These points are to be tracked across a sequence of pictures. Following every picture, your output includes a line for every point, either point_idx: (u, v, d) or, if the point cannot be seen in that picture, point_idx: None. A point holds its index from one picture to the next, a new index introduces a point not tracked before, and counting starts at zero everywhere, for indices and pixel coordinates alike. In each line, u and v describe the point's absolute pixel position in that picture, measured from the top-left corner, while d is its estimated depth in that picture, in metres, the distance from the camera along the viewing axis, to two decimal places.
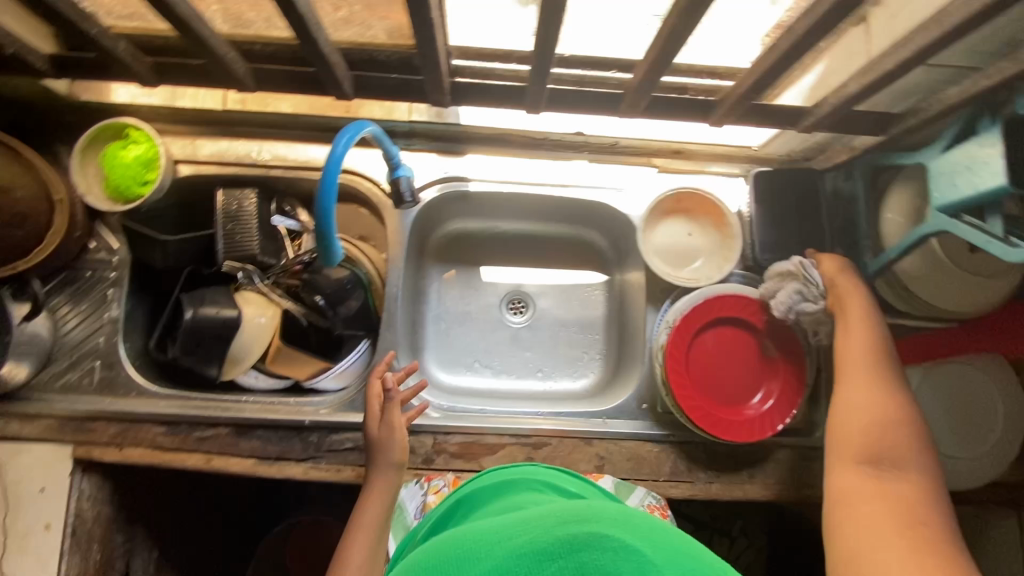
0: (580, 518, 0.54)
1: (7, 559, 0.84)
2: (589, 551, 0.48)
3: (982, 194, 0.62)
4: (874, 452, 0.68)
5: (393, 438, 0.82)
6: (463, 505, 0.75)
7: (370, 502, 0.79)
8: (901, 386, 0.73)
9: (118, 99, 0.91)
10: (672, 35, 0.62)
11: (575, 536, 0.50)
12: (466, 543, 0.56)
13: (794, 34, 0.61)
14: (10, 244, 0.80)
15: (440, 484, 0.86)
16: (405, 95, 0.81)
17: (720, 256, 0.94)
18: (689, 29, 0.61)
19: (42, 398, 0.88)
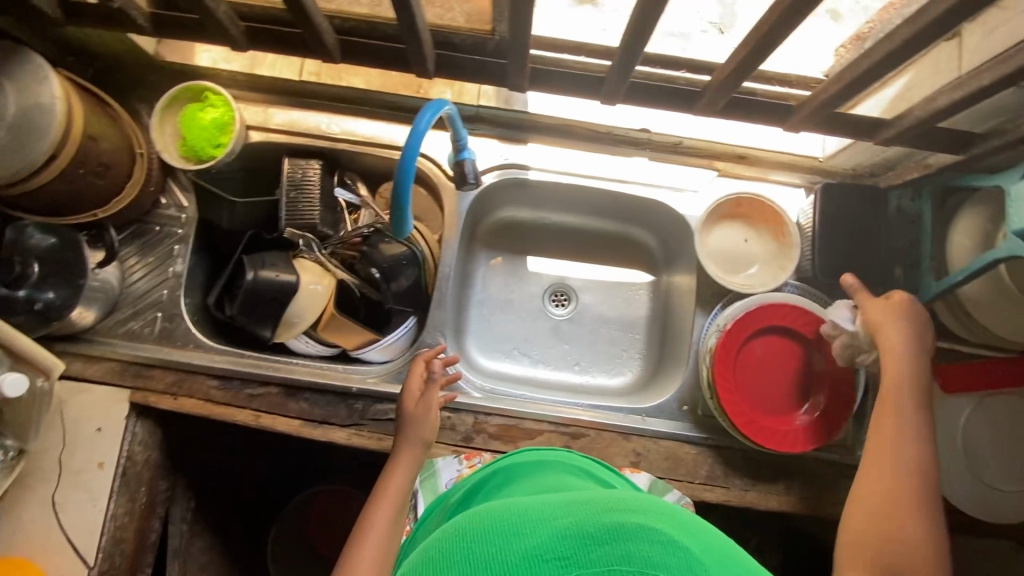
0: (624, 508, 0.53)
1: (61, 492, 0.88)
2: (637, 541, 0.48)
3: None
4: (890, 505, 0.67)
5: (421, 415, 0.85)
6: (495, 478, 0.76)
7: (397, 472, 0.79)
8: (927, 419, 0.73)
9: (200, 63, 0.95)
10: (770, 33, 0.62)
11: (621, 523, 0.50)
12: (500, 515, 0.54)
13: (892, 44, 0.62)
14: (93, 191, 0.83)
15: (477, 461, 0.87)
16: (482, 77, 0.79)
17: (775, 264, 0.94)
18: (787, 28, 0.60)
19: (106, 342, 0.92)
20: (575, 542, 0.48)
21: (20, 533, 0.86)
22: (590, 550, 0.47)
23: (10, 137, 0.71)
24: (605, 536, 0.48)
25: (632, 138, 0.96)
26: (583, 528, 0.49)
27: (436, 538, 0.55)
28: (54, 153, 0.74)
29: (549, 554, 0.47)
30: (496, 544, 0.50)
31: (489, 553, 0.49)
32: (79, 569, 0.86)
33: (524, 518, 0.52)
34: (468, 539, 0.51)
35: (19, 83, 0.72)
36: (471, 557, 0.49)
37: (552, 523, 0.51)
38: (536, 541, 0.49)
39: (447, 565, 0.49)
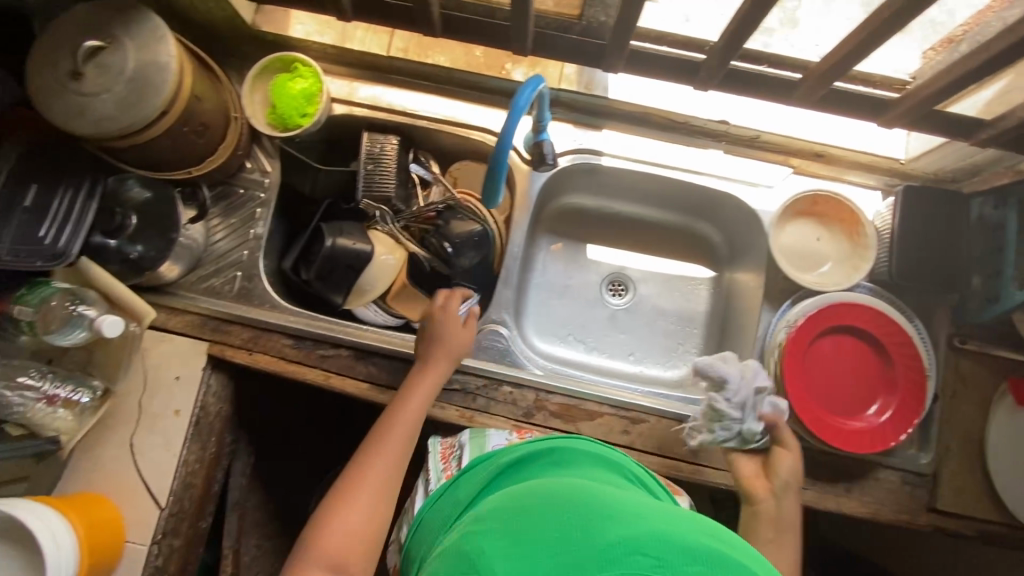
0: (712, 531, 0.48)
1: (138, 435, 0.91)
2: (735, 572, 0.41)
3: None
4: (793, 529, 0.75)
5: (448, 349, 0.87)
6: (548, 455, 0.71)
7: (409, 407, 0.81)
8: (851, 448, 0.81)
9: (294, 35, 0.98)
10: (891, 20, 0.61)
11: (720, 552, 0.43)
12: (580, 507, 0.50)
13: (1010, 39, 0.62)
14: (190, 149, 0.87)
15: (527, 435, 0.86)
16: (580, 57, 0.79)
17: (849, 265, 0.94)
18: (912, 14, 0.60)
19: (188, 296, 0.96)
20: (670, 548, 0.43)
21: (97, 471, 0.91)
22: (684, 561, 0.42)
23: (128, 91, 0.75)
24: (703, 555, 0.42)
25: (710, 130, 0.96)
26: (680, 538, 0.44)
27: (520, 503, 0.53)
28: (165, 110, 0.78)
29: (640, 548, 0.43)
30: (583, 527, 0.46)
31: (573, 536, 0.45)
32: (151, 509, 0.90)
33: (616, 512, 0.48)
34: (554, 516, 0.48)
35: (137, 41, 0.76)
36: (553, 536, 0.46)
37: (647, 525, 0.46)
38: (626, 533, 0.45)
39: (531, 538, 0.47)
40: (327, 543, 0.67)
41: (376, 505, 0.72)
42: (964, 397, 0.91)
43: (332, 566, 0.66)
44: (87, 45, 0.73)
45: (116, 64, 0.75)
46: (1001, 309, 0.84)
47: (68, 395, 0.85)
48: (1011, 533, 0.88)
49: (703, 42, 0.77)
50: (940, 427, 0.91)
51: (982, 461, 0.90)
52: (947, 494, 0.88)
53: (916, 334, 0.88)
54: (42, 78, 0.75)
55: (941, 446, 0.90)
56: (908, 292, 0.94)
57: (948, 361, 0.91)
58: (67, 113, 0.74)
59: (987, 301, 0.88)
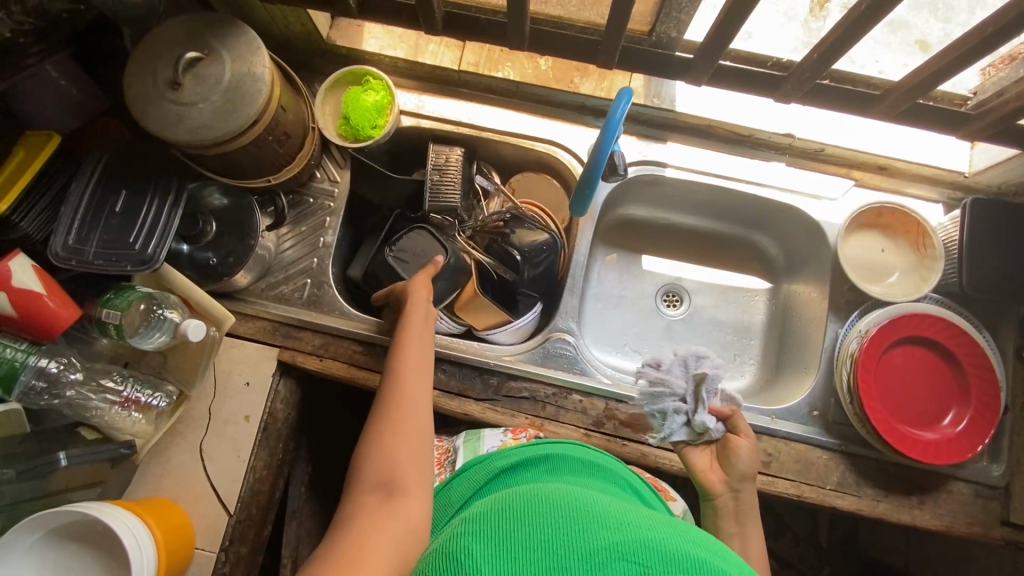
0: (688, 535, 0.53)
1: (208, 440, 0.92)
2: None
3: None
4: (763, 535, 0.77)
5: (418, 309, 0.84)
6: (541, 461, 0.73)
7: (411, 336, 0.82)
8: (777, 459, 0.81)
9: (368, 48, 1.00)
10: (992, 34, 0.62)
11: (703, 562, 0.48)
12: (571, 505, 0.55)
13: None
14: (271, 159, 0.89)
15: (521, 434, 0.86)
16: (661, 71, 0.81)
17: (916, 276, 0.94)
18: (1017, 28, 0.61)
19: (256, 302, 0.97)
20: (657, 558, 0.48)
21: (167, 477, 0.91)
22: (668, 569, 0.47)
23: (225, 100, 0.77)
24: (687, 565, 0.47)
25: (773, 142, 0.98)
26: (667, 547, 0.49)
27: (512, 498, 0.58)
28: (257, 119, 0.80)
29: (626, 556, 0.48)
30: (576, 529, 0.51)
31: (561, 535, 0.50)
32: (220, 516, 0.90)
33: (607, 517, 0.53)
34: (547, 516, 0.53)
35: (234, 53, 0.78)
36: (544, 530, 0.51)
37: (635, 534, 0.51)
38: (616, 539, 0.50)
39: (524, 526, 0.52)
40: (371, 472, 0.67)
41: (413, 431, 0.72)
42: None
43: (380, 486, 0.66)
44: (187, 56, 0.76)
45: (214, 75, 0.77)
46: None
47: (146, 399, 0.87)
48: None
49: (764, 58, 0.80)
50: (1012, 438, 0.90)
51: None
52: None
53: (986, 345, 0.88)
54: (140, 87, 0.77)
55: (1013, 459, 0.90)
56: (974, 303, 0.94)
57: (1018, 373, 0.91)
58: (166, 122, 0.76)
59: None
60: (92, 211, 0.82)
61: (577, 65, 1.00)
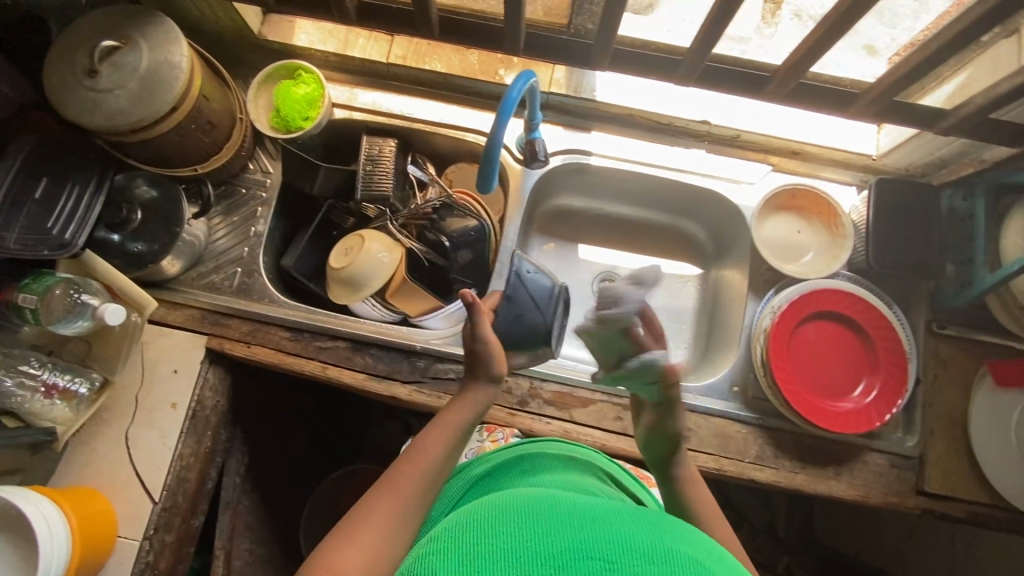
0: (660, 530, 0.48)
1: (133, 429, 0.91)
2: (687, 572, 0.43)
3: None
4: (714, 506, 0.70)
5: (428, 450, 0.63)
6: (517, 461, 0.71)
7: (436, 432, 0.65)
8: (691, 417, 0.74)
9: (299, 43, 1.03)
10: (847, 13, 0.65)
11: (672, 551, 0.45)
12: (530, 505, 0.50)
13: (940, 39, 0.67)
14: (197, 149, 0.91)
15: (498, 436, 0.91)
16: (568, 58, 0.84)
17: (828, 254, 0.99)
18: (868, 6, 0.63)
19: (186, 290, 0.98)
20: (621, 551, 0.44)
21: (92, 466, 0.90)
22: (635, 562, 0.43)
23: (141, 88, 0.79)
24: (654, 557, 0.44)
25: (692, 130, 1.02)
26: (633, 540, 0.45)
27: (466, 512, 0.52)
28: (177, 106, 0.82)
29: (589, 554, 0.43)
30: (537, 531, 0.46)
31: (524, 541, 0.45)
32: (145, 504, 0.89)
33: (566, 513, 0.49)
34: (505, 522, 0.48)
35: (152, 43, 0.80)
36: (504, 537, 0.46)
37: (598, 528, 0.46)
38: (577, 536, 0.45)
39: (479, 539, 0.46)
40: None
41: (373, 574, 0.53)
42: (945, 380, 0.93)
43: None
44: (104, 44, 0.78)
45: (130, 63, 0.79)
46: (974, 293, 0.87)
47: (65, 385, 0.86)
48: (1000, 514, 0.89)
49: (660, 45, 0.83)
50: (925, 409, 0.93)
51: (967, 444, 0.92)
52: (935, 476, 0.90)
53: (895, 318, 0.91)
54: (58, 75, 0.79)
55: (925, 430, 0.92)
56: (886, 281, 0.98)
57: (929, 347, 0.94)
58: (82, 107, 0.78)
59: (961, 287, 0.91)
60: (12, 198, 0.82)
61: (501, 58, 1.04)
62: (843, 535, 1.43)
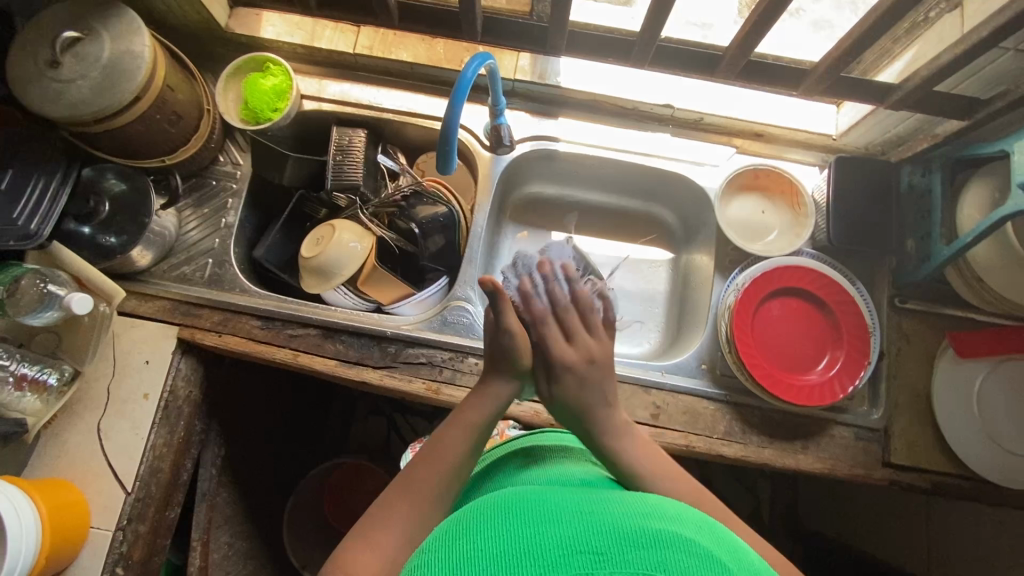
0: (650, 512, 0.47)
1: (106, 420, 0.92)
2: (677, 553, 0.42)
3: None
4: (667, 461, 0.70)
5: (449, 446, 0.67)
6: (514, 458, 0.71)
7: (457, 429, 0.69)
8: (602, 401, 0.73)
9: (265, 35, 1.03)
10: None
11: (662, 533, 0.44)
12: (516, 505, 0.49)
13: (878, 13, 0.68)
14: (165, 139, 0.92)
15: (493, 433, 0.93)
16: (527, 43, 0.85)
17: (792, 233, 1.00)
18: None
19: (159, 282, 0.98)
20: (611, 540, 0.43)
21: (64, 457, 0.90)
22: (624, 550, 0.42)
23: (103, 77, 0.80)
24: (644, 542, 0.43)
25: (657, 114, 1.04)
26: (621, 527, 0.44)
27: (455, 521, 0.51)
28: (139, 96, 0.83)
29: (579, 549, 0.42)
30: (527, 533, 0.45)
31: (515, 545, 0.43)
32: (117, 494, 0.89)
33: (554, 509, 0.47)
34: (495, 528, 0.46)
35: (114, 34, 0.81)
36: (493, 544, 0.44)
37: (587, 520, 0.45)
38: (563, 532, 0.44)
39: (468, 549, 0.44)
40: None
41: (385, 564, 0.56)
42: (908, 354, 0.95)
43: None
44: (66, 35, 0.79)
45: (93, 54, 0.80)
46: (933, 265, 0.89)
47: (35, 375, 0.85)
48: (965, 484, 0.90)
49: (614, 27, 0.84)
50: (889, 382, 0.94)
51: (931, 416, 0.93)
52: (899, 448, 0.92)
53: (857, 293, 0.93)
54: (21, 66, 0.80)
55: (890, 402, 0.93)
56: (849, 258, 1.00)
57: (892, 321, 0.96)
58: (46, 98, 0.79)
59: (921, 261, 0.93)
60: None
61: (467, 46, 1.05)
62: (822, 517, 1.43)
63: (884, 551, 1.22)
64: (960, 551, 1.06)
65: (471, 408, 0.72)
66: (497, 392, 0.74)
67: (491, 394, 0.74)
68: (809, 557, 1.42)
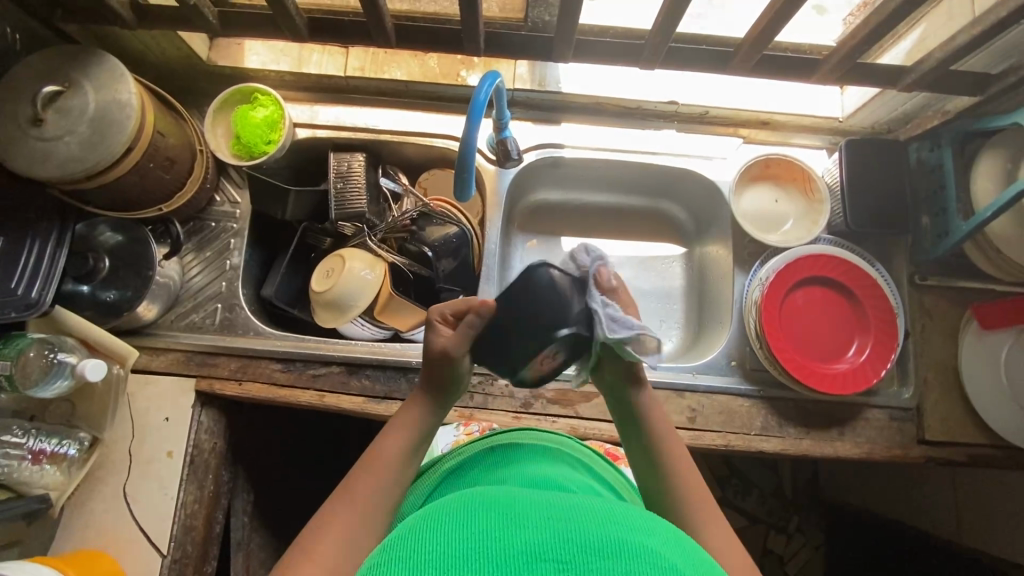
0: (621, 520, 0.45)
1: (131, 483, 0.88)
2: (641, 564, 0.40)
3: None
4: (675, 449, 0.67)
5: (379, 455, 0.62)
6: (490, 456, 0.67)
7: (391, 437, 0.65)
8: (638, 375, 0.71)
9: (250, 65, 1.00)
10: None
11: (629, 542, 0.42)
12: (483, 505, 0.47)
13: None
14: (160, 186, 0.88)
15: (474, 429, 0.91)
16: (530, 54, 0.82)
17: (808, 220, 1.00)
18: None
19: (169, 334, 0.95)
20: (576, 549, 0.41)
21: (92, 526, 0.87)
22: (589, 560, 0.40)
23: (91, 131, 0.76)
24: (609, 551, 0.41)
25: (661, 111, 1.02)
26: (588, 535, 0.42)
27: (417, 516, 0.49)
28: (131, 146, 0.79)
29: (544, 556, 0.40)
30: (488, 536, 0.42)
31: (472, 547, 0.41)
32: (153, 557, 0.86)
33: (521, 512, 0.45)
34: (452, 527, 0.44)
35: (97, 83, 0.78)
36: (455, 543, 0.42)
37: (554, 526, 0.43)
38: (529, 538, 0.42)
39: (423, 548, 0.42)
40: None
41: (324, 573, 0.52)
42: (933, 329, 0.96)
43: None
44: (46, 90, 0.75)
45: (77, 107, 0.76)
46: (953, 242, 0.89)
47: (54, 448, 0.82)
48: (999, 453, 0.91)
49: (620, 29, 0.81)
50: (918, 361, 0.94)
51: (961, 390, 0.94)
52: (933, 425, 0.92)
53: (879, 276, 0.93)
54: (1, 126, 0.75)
55: (920, 380, 0.94)
56: (864, 239, 1.00)
57: (915, 299, 0.96)
58: (31, 158, 0.75)
59: (938, 236, 0.93)
60: None
61: (462, 59, 1.02)
62: (845, 489, 1.45)
63: (912, 519, 1.24)
64: (992, 514, 1.08)
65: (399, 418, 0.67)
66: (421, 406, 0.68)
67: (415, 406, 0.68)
68: (836, 528, 1.44)
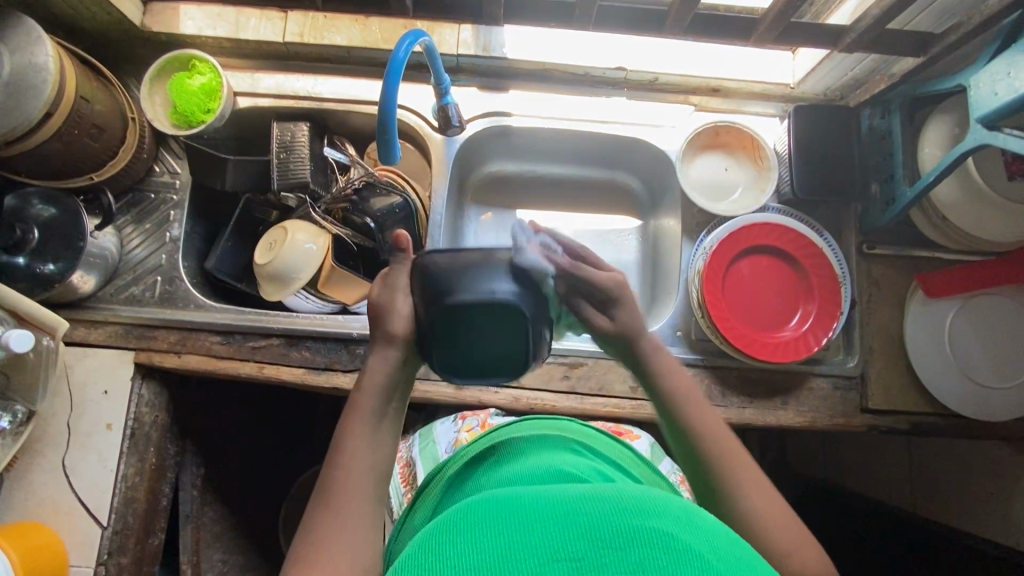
0: (627, 502, 0.44)
1: (70, 457, 0.88)
2: (652, 551, 0.38)
3: (998, 106, 0.68)
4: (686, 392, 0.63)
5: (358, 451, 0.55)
6: (492, 454, 0.63)
7: (356, 428, 0.56)
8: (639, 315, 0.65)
9: (186, 31, 0.97)
10: None
11: (639, 524, 0.40)
12: (485, 502, 0.46)
13: None
14: (88, 155, 0.86)
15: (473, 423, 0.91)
16: (461, 15, 0.80)
17: (756, 188, 0.99)
18: None
19: (108, 307, 0.93)
20: (584, 541, 0.39)
21: (31, 500, 0.87)
22: (599, 552, 0.38)
23: (7, 96, 0.74)
24: (621, 541, 0.39)
25: (610, 78, 1.00)
26: (595, 524, 0.41)
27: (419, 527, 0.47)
28: (50, 111, 0.77)
29: (550, 551, 0.39)
30: (493, 531, 0.41)
31: (480, 542, 0.41)
32: (93, 528, 0.86)
33: (524, 506, 0.44)
34: (455, 524, 0.43)
35: (12, 47, 0.75)
36: (460, 544, 0.41)
37: (558, 517, 0.42)
38: (536, 534, 0.40)
39: (431, 548, 0.41)
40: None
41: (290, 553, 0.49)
42: (880, 298, 0.95)
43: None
44: None
45: None
46: (898, 210, 0.87)
47: None
48: (941, 421, 0.92)
49: None
50: (863, 330, 0.94)
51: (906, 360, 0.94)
52: (877, 393, 0.92)
53: (824, 244, 0.92)
54: None
55: (866, 349, 0.94)
56: (815, 208, 0.99)
57: (862, 268, 0.95)
58: None
59: (885, 205, 0.91)
60: None
61: (404, 23, 0.99)
62: (808, 461, 1.46)
63: (868, 489, 1.25)
64: (940, 482, 1.09)
65: (361, 394, 0.57)
66: (382, 365, 0.58)
67: (376, 368, 0.58)
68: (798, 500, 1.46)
